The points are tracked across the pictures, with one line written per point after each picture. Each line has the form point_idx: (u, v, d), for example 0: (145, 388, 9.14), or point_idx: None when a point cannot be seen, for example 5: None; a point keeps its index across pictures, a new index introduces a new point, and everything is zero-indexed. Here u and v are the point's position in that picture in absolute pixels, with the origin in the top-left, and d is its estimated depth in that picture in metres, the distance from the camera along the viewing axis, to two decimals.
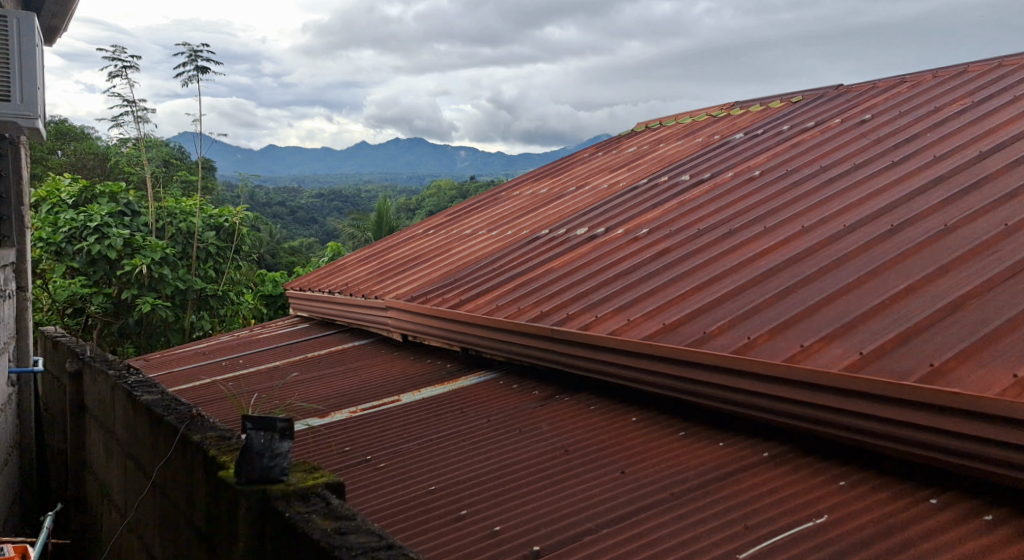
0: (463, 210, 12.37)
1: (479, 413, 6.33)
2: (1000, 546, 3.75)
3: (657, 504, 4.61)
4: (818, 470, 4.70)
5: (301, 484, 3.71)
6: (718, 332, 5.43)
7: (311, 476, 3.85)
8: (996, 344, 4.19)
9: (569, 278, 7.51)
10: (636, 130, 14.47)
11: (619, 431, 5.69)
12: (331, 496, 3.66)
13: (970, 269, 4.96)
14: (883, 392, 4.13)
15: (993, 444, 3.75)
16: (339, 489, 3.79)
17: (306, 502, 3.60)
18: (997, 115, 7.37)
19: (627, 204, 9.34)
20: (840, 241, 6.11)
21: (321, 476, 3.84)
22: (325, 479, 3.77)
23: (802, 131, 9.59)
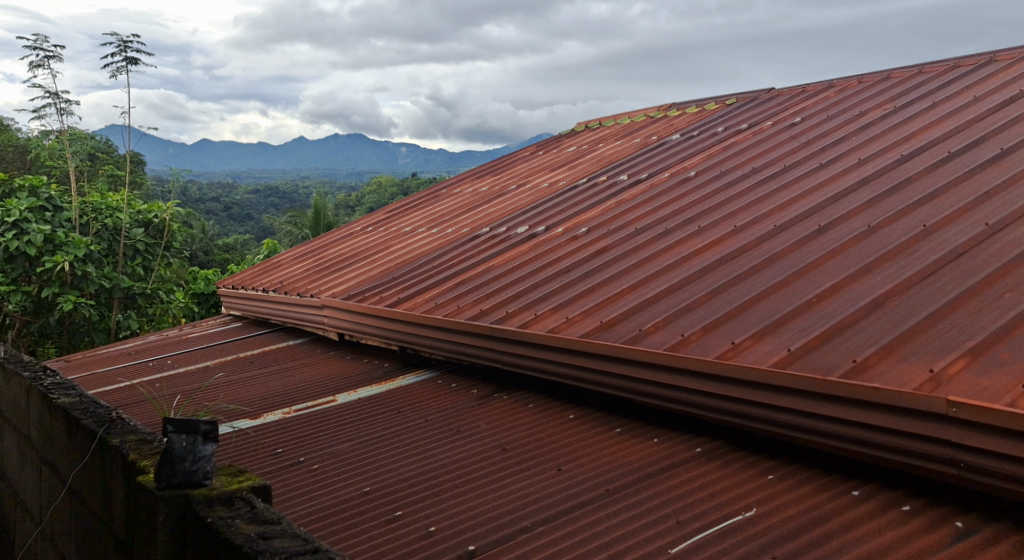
0: (403, 207, 12.29)
1: (416, 413, 6.29)
2: (918, 535, 3.87)
3: (593, 501, 4.65)
4: (748, 465, 4.79)
5: (225, 489, 3.63)
6: (653, 329, 5.49)
7: (236, 479, 3.77)
8: (916, 339, 4.32)
9: (508, 276, 7.52)
10: (576, 130, 14.57)
11: (556, 429, 5.72)
12: (256, 500, 3.58)
13: (892, 268, 5.11)
14: (809, 388, 4.22)
15: (912, 437, 3.86)
16: (265, 492, 3.72)
17: (230, 506, 3.52)
18: (918, 120, 7.61)
19: (565, 203, 9.39)
20: (771, 240, 6.24)
21: (246, 479, 3.76)
22: (250, 483, 3.69)
23: (735, 133, 9.77)
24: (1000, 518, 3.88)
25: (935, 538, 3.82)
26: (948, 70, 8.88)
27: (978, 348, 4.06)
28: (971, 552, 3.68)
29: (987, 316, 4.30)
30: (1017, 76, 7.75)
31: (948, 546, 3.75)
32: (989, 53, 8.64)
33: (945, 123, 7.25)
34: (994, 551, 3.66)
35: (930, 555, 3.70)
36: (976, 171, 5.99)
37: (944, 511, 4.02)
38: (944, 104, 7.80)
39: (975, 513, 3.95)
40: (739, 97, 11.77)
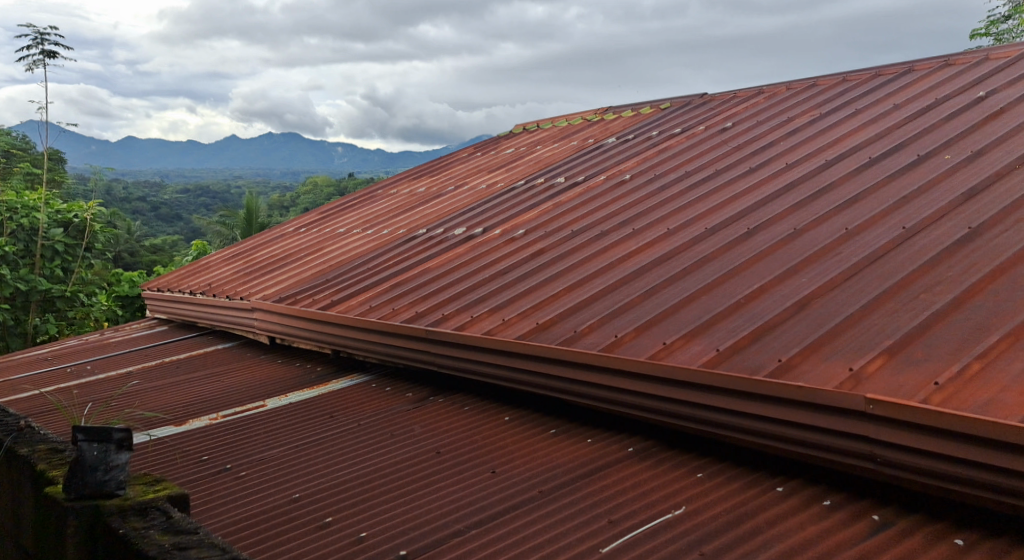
0: (339, 207, 12.16)
1: (349, 418, 6.21)
2: (839, 529, 3.96)
3: (526, 503, 4.65)
4: (678, 464, 4.84)
5: (139, 499, 3.54)
6: (588, 330, 5.52)
7: (152, 489, 3.69)
8: (838, 339, 4.42)
9: (444, 278, 7.48)
10: (513, 133, 14.61)
11: (491, 431, 5.71)
12: (172, 509, 3.51)
13: (816, 269, 5.23)
14: (736, 387, 4.28)
15: (834, 434, 3.95)
16: (181, 502, 3.66)
17: (145, 516, 3.43)
18: (843, 126, 7.82)
19: (502, 205, 9.40)
20: (701, 242, 6.33)
21: (162, 489, 3.70)
22: (166, 492, 3.63)
23: (669, 137, 9.89)
24: (915, 511, 3.99)
25: (855, 532, 3.91)
26: (870, 79, 9.13)
27: (896, 347, 4.17)
28: (887, 545, 3.78)
29: (905, 316, 4.41)
30: (934, 85, 8.01)
31: (866, 539, 3.84)
32: (909, 63, 8.92)
33: (867, 130, 7.45)
34: (908, 543, 3.77)
35: (848, 548, 3.79)
36: (896, 176, 6.16)
37: (863, 505, 4.12)
38: (866, 111, 8.02)
39: (891, 506, 4.06)
40: (673, 102, 11.93)
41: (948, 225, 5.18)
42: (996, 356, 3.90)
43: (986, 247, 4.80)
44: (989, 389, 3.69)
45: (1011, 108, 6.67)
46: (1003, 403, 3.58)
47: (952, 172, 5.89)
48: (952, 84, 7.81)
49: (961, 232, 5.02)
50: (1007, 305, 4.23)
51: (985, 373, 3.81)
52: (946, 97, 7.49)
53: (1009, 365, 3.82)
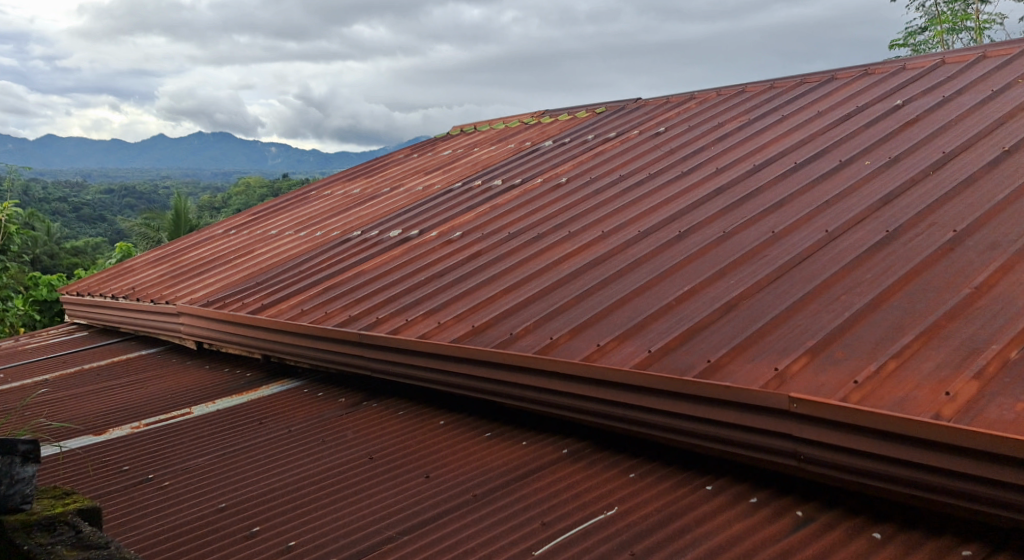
0: (271, 209, 11.93)
1: (279, 424, 6.09)
2: (765, 526, 4.01)
3: (459, 507, 4.61)
4: (610, 464, 4.85)
5: (46, 513, 3.40)
6: (524, 333, 5.50)
7: (60, 502, 3.55)
8: (764, 339, 4.48)
9: (378, 281, 7.38)
10: (450, 135, 14.55)
11: (425, 436, 5.65)
12: (82, 524, 3.39)
13: (744, 271, 5.30)
14: (666, 387, 4.31)
15: (761, 432, 4.00)
16: (92, 516, 3.54)
17: (51, 532, 3.30)
18: (771, 131, 7.97)
19: (437, 207, 9.33)
20: (634, 245, 6.37)
21: (71, 502, 3.56)
22: (76, 506, 3.50)
23: (604, 141, 9.96)
24: (837, 506, 4.07)
25: (780, 528, 3.96)
26: (795, 86, 9.32)
27: (818, 347, 4.24)
28: (809, 540, 3.84)
29: (827, 317, 4.49)
30: (857, 92, 8.22)
31: (790, 535, 3.90)
32: (832, 71, 9.13)
33: (793, 136, 7.60)
34: (829, 539, 3.83)
35: (772, 544, 3.84)
36: (819, 181, 6.29)
37: (787, 501, 4.18)
38: (792, 117, 8.18)
39: (815, 502, 4.13)
40: (608, 106, 12.02)
41: (868, 228, 5.30)
42: (911, 354, 3.99)
43: (903, 249, 4.91)
44: (905, 386, 3.78)
45: (926, 116, 6.87)
46: (917, 400, 3.67)
47: (872, 177, 6.03)
48: (872, 93, 8.01)
49: (880, 235, 5.13)
50: (922, 305, 4.34)
51: (901, 371, 3.90)
52: (866, 105, 7.69)
53: (924, 363, 3.91)
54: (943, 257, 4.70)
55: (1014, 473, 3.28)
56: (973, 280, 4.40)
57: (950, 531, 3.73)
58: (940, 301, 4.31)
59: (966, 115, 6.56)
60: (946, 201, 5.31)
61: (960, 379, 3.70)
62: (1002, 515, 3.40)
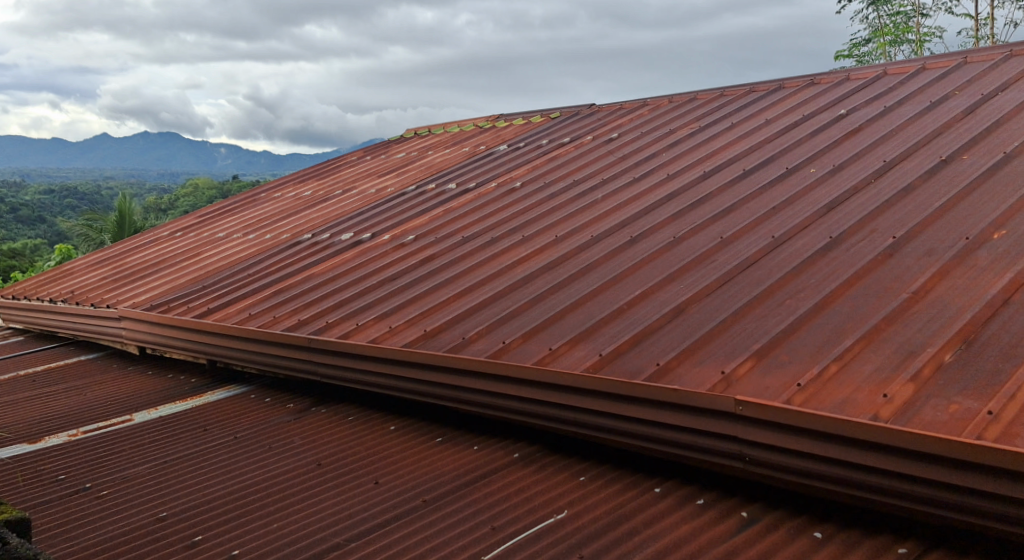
0: (219, 212, 11.72)
1: (224, 430, 5.97)
2: (711, 527, 4.02)
3: (409, 512, 4.54)
4: (560, 468, 4.84)
5: None
6: (476, 337, 5.46)
7: None
8: (712, 342, 4.50)
9: (327, 285, 7.28)
10: (404, 138, 14.46)
11: (374, 442, 5.57)
12: (10, 536, 3.27)
13: (694, 276, 5.32)
14: (616, 390, 4.31)
15: (709, 434, 4.02)
16: (21, 527, 3.41)
17: None
18: (721, 138, 8.04)
19: (390, 211, 9.24)
20: (587, 250, 6.36)
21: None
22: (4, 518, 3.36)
23: (558, 146, 9.97)
24: (780, 506, 4.10)
25: (726, 529, 3.98)
26: (744, 95, 9.43)
27: (764, 350, 4.28)
28: (753, 541, 3.86)
29: (773, 320, 4.53)
30: (805, 101, 8.34)
31: (734, 536, 3.92)
32: (780, 80, 9.26)
33: (743, 143, 7.68)
34: (773, 539, 3.86)
35: (717, 546, 3.86)
36: (768, 187, 6.35)
37: (732, 502, 4.20)
38: (741, 125, 8.27)
39: (759, 503, 4.15)
40: (562, 112, 12.04)
41: (813, 233, 5.36)
42: (853, 357, 4.04)
43: (845, 254, 4.97)
44: (846, 389, 3.83)
45: (870, 125, 6.98)
46: (857, 402, 3.71)
47: (818, 184, 6.11)
48: (818, 102, 8.13)
49: (823, 241, 5.19)
50: (863, 309, 4.39)
51: (843, 373, 3.94)
52: (812, 114, 7.80)
53: (866, 365, 3.96)
54: (883, 262, 4.76)
55: (952, 474, 3.32)
56: (912, 284, 4.45)
57: (890, 530, 3.77)
58: (881, 305, 4.37)
59: (909, 124, 6.69)
60: (888, 208, 5.38)
61: (898, 381, 3.75)
62: (940, 514, 3.44)
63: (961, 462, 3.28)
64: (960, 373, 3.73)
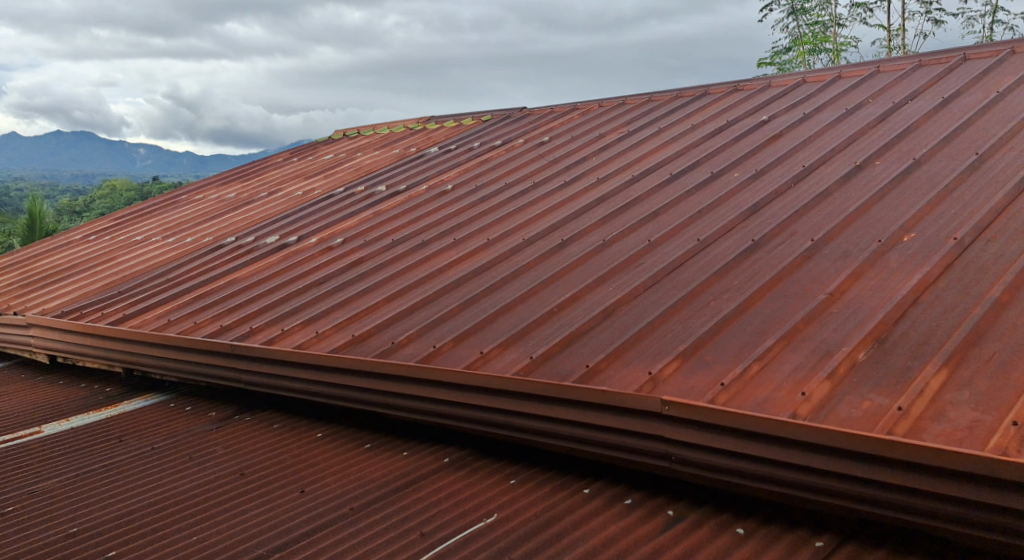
0: (135, 214, 11.33)
1: (142, 441, 5.75)
2: (637, 527, 4.02)
3: (336, 520, 4.43)
4: (490, 472, 4.78)
5: None
6: (406, 342, 5.37)
7: None
8: (639, 344, 4.51)
9: (252, 290, 7.09)
10: (332, 139, 14.23)
11: (301, 450, 5.42)
12: None
13: (622, 278, 5.32)
14: (546, 393, 4.27)
15: (639, 435, 4.01)
16: None
17: None
18: (649, 143, 8.11)
19: (319, 213, 9.07)
20: (519, 253, 6.32)
21: None
22: None
23: (490, 149, 9.93)
24: (706, 503, 4.11)
25: (652, 528, 3.98)
26: (671, 100, 9.53)
27: (689, 350, 4.29)
28: (679, 539, 3.87)
29: (698, 322, 4.55)
30: (730, 106, 8.47)
31: (660, 535, 3.92)
32: (705, 86, 9.39)
33: (670, 147, 7.75)
34: (697, 536, 3.88)
35: (644, 545, 3.86)
36: (694, 191, 6.41)
37: (658, 501, 4.20)
38: (669, 130, 8.35)
39: (684, 501, 4.16)
40: (493, 115, 12.00)
41: (737, 236, 5.42)
42: (773, 356, 4.08)
43: (767, 257, 5.03)
44: (767, 388, 3.86)
45: (791, 130, 7.12)
46: (777, 401, 3.75)
47: (742, 188, 6.18)
48: (742, 108, 8.26)
49: (746, 244, 5.25)
50: (783, 310, 4.44)
51: (764, 372, 3.98)
52: (736, 119, 7.92)
53: (786, 363, 4.00)
54: (803, 264, 4.83)
55: (870, 469, 3.35)
56: (828, 286, 4.52)
57: (811, 525, 3.80)
58: (800, 305, 4.43)
59: (829, 129, 6.83)
60: (807, 212, 5.47)
61: (815, 380, 3.80)
62: (860, 509, 3.47)
63: (878, 458, 3.31)
64: (873, 370, 3.79)
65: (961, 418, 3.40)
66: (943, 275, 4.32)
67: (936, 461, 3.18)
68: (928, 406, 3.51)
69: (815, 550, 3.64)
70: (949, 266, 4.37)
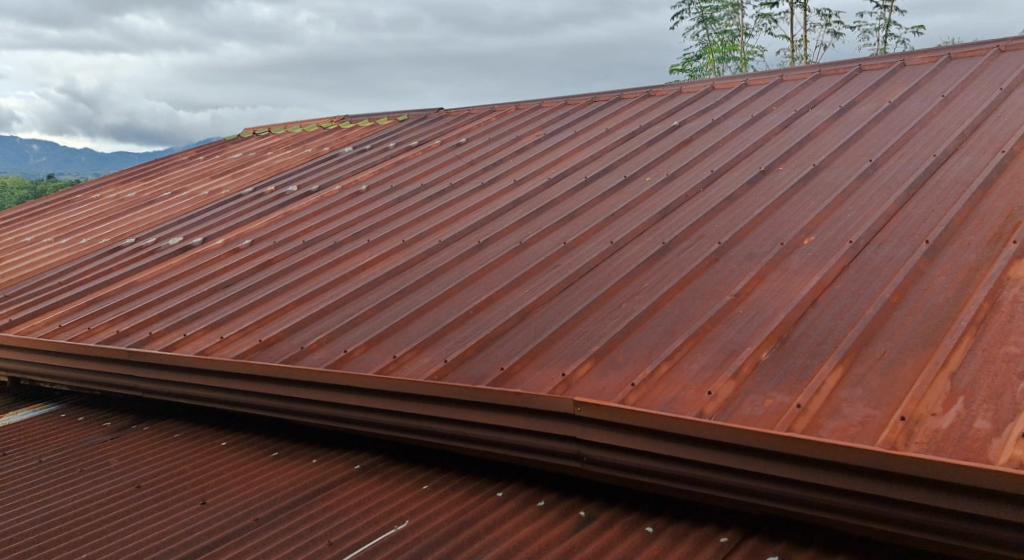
0: (27, 214, 10.77)
1: (29, 455, 5.45)
2: (549, 529, 3.97)
3: (239, 532, 4.25)
4: (403, 477, 4.67)
5: None
6: (316, 346, 5.21)
7: None
8: (553, 346, 4.46)
9: (153, 294, 6.79)
10: (242, 138, 13.85)
11: (203, 459, 5.21)
12: None
13: (537, 281, 5.28)
14: (460, 396, 4.19)
15: (553, 437, 3.96)
16: None
17: None
18: (565, 146, 8.11)
19: (227, 213, 8.79)
20: (434, 255, 6.22)
21: None
22: None
23: (405, 149, 9.78)
24: (617, 503, 4.09)
25: (565, 530, 3.94)
26: (586, 104, 9.57)
27: (601, 351, 4.27)
28: (590, 540, 3.84)
29: (610, 323, 4.54)
30: (644, 111, 8.55)
31: (572, 537, 3.88)
32: (619, 91, 9.46)
33: (585, 151, 7.76)
34: (607, 536, 3.85)
35: (555, 547, 3.81)
36: (608, 195, 6.42)
37: (570, 501, 4.17)
38: (584, 133, 8.37)
39: (596, 501, 4.13)
40: (408, 115, 11.85)
41: (648, 239, 5.44)
42: (681, 356, 4.09)
43: (676, 260, 5.06)
44: (675, 388, 3.87)
45: (701, 135, 7.21)
46: (684, 401, 3.76)
47: (654, 192, 6.22)
48: (653, 113, 8.34)
49: (657, 246, 5.27)
50: (691, 311, 4.46)
51: (673, 372, 3.99)
52: (648, 124, 7.99)
53: (693, 363, 4.02)
54: (710, 266, 4.87)
55: (774, 465, 3.37)
56: (733, 288, 4.56)
57: (717, 521, 3.81)
58: (707, 307, 4.45)
59: (738, 134, 6.95)
60: (715, 215, 5.53)
61: (721, 379, 3.82)
62: (765, 505, 3.49)
63: (780, 454, 3.33)
64: (775, 369, 3.83)
65: (855, 414, 3.45)
66: (840, 276, 4.40)
67: (831, 455, 3.20)
68: (825, 403, 3.56)
69: (720, 547, 3.66)
70: (845, 269, 4.45)
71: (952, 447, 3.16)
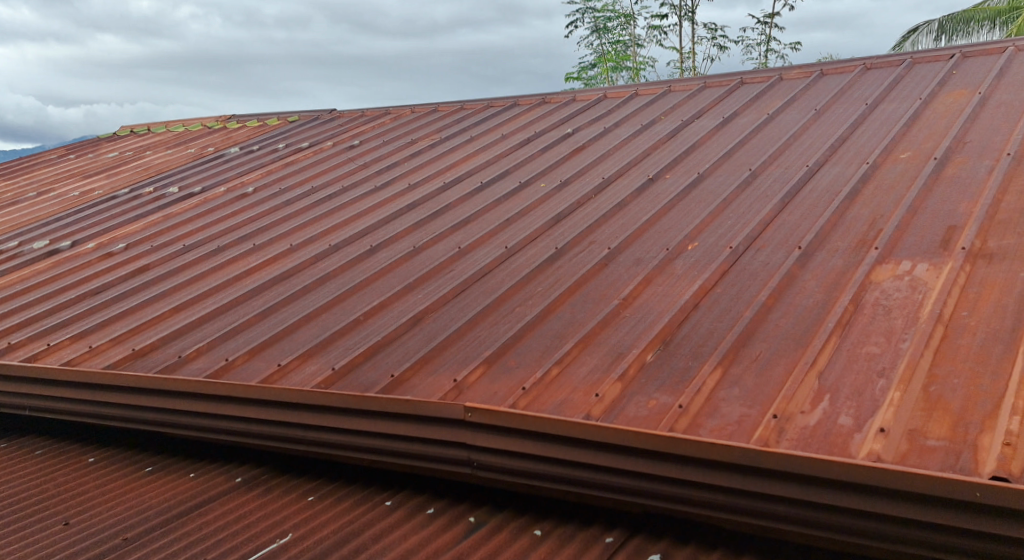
0: None
1: None
2: (436, 537, 3.90)
3: (103, 554, 4.03)
4: (287, 489, 4.51)
5: None
6: (195, 355, 5.00)
7: None
8: (443, 352, 4.40)
9: (16, 301, 6.38)
10: (120, 136, 13.24)
11: (68, 477, 4.92)
12: None
13: (429, 286, 5.21)
14: (347, 404, 4.08)
15: (442, 443, 3.89)
16: None
17: None
18: (459, 150, 8.05)
19: (100, 214, 8.35)
20: (324, 260, 6.06)
21: None
22: None
23: (295, 151, 9.51)
24: (506, 507, 4.05)
25: (453, 537, 3.88)
26: (481, 109, 9.55)
27: (492, 356, 4.24)
28: (478, 545, 3.79)
29: (502, 328, 4.50)
30: (538, 117, 8.59)
31: (459, 544, 3.82)
32: (514, 97, 9.47)
33: (479, 156, 7.72)
34: (495, 540, 3.81)
35: (443, 555, 3.75)
36: (502, 200, 6.40)
37: (460, 508, 4.11)
38: (479, 138, 8.34)
39: (486, 506, 4.08)
40: (299, 116, 11.57)
41: (541, 244, 5.45)
42: (570, 360, 4.09)
43: (568, 265, 5.07)
44: (564, 392, 3.87)
45: (594, 142, 7.30)
46: (572, 404, 3.77)
47: (547, 198, 6.23)
48: (548, 119, 8.39)
49: (550, 251, 5.28)
50: (581, 315, 4.47)
51: (562, 376, 3.99)
52: (542, 130, 8.03)
53: (581, 367, 4.03)
54: (599, 271, 4.91)
55: (659, 466, 3.39)
56: (621, 292, 4.60)
57: (603, 521, 3.82)
58: (596, 311, 4.48)
59: (628, 141, 7.06)
60: (606, 221, 5.58)
61: (607, 381, 3.84)
62: (650, 504, 3.51)
63: (665, 454, 3.36)
64: (659, 371, 3.88)
65: (732, 413, 3.52)
66: (721, 280, 4.50)
67: (712, 454, 3.25)
68: (705, 403, 3.61)
69: (605, 547, 3.66)
70: (725, 273, 4.55)
71: (818, 443, 3.26)
